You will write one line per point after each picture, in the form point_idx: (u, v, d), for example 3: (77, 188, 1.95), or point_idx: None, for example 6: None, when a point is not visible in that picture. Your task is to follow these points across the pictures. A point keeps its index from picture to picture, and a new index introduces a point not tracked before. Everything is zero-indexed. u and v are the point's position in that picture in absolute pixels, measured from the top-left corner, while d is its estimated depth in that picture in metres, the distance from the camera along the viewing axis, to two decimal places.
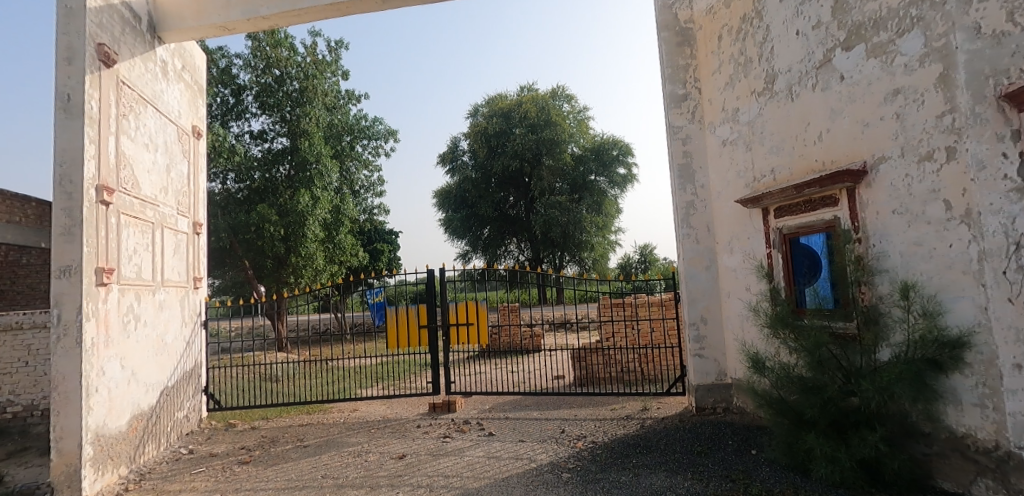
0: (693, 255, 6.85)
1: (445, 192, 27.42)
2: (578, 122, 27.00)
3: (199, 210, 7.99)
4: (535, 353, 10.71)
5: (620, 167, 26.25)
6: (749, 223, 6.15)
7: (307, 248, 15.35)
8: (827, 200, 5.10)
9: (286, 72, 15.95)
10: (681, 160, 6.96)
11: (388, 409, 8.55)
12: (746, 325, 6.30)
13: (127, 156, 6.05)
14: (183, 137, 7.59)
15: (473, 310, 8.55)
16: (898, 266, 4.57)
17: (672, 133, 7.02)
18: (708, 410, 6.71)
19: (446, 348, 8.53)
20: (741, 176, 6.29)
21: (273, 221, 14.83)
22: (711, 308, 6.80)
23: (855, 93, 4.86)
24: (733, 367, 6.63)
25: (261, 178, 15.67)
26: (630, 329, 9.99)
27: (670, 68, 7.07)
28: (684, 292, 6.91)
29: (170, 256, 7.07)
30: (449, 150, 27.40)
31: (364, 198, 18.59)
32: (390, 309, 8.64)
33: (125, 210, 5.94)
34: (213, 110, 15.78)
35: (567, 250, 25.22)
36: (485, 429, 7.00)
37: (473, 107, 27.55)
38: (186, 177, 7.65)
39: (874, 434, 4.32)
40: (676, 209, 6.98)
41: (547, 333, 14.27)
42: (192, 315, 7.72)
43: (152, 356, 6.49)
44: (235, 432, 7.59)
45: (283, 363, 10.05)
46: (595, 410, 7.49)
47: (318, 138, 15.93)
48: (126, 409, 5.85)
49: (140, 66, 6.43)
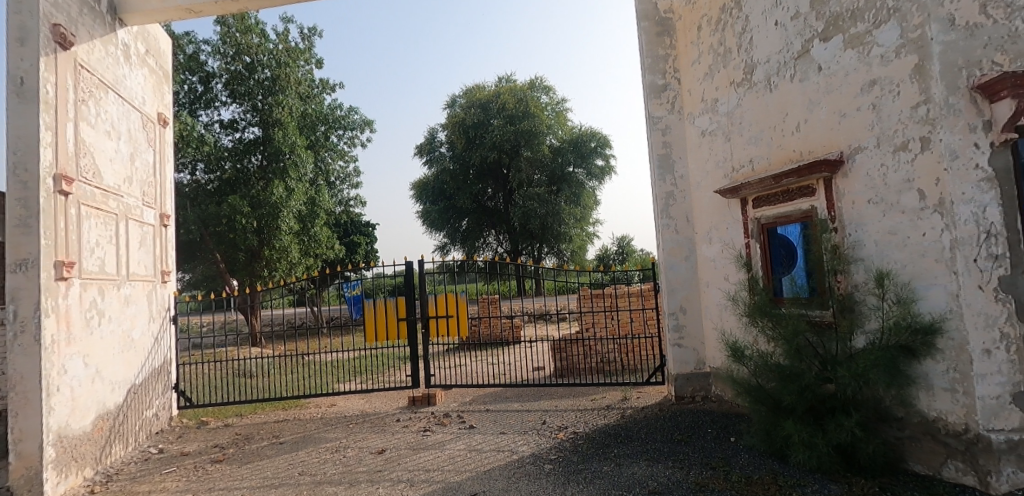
0: (673, 245, 6.87)
1: (422, 183, 27.21)
2: (556, 113, 26.96)
3: (165, 201, 7.78)
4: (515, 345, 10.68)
5: (598, 159, 26.29)
6: (728, 213, 6.18)
7: (281, 240, 15.09)
8: (805, 190, 5.14)
9: (256, 59, 15.60)
10: (661, 150, 6.95)
11: (366, 403, 8.45)
12: (724, 314, 6.32)
13: (88, 143, 5.90)
14: (148, 125, 7.39)
15: (453, 302, 8.46)
16: (874, 255, 4.60)
17: (652, 123, 7.00)
18: (688, 399, 6.74)
19: (426, 341, 8.44)
20: (720, 166, 6.32)
21: (246, 213, 14.54)
22: (690, 298, 6.81)
23: (833, 84, 4.90)
24: (712, 356, 6.65)
25: (232, 168, 15.34)
26: (610, 320, 10.00)
27: (650, 58, 7.04)
28: (663, 283, 6.92)
29: (135, 248, 6.86)
30: (427, 141, 27.19)
31: (340, 190, 18.35)
32: (367, 302, 8.51)
33: (86, 201, 5.79)
34: (181, 98, 15.40)
35: (545, 242, 25.22)
36: (465, 422, 6.95)
37: (451, 99, 27.33)
38: (152, 166, 7.45)
39: (850, 419, 4.35)
40: (655, 199, 6.98)
41: (527, 325, 14.25)
42: (161, 310, 7.51)
43: (118, 353, 6.33)
44: (208, 429, 7.44)
45: (258, 358, 9.88)
46: (576, 400, 7.48)
47: (292, 128, 15.65)
48: (93, 408, 5.75)
49: (100, 50, 6.24)
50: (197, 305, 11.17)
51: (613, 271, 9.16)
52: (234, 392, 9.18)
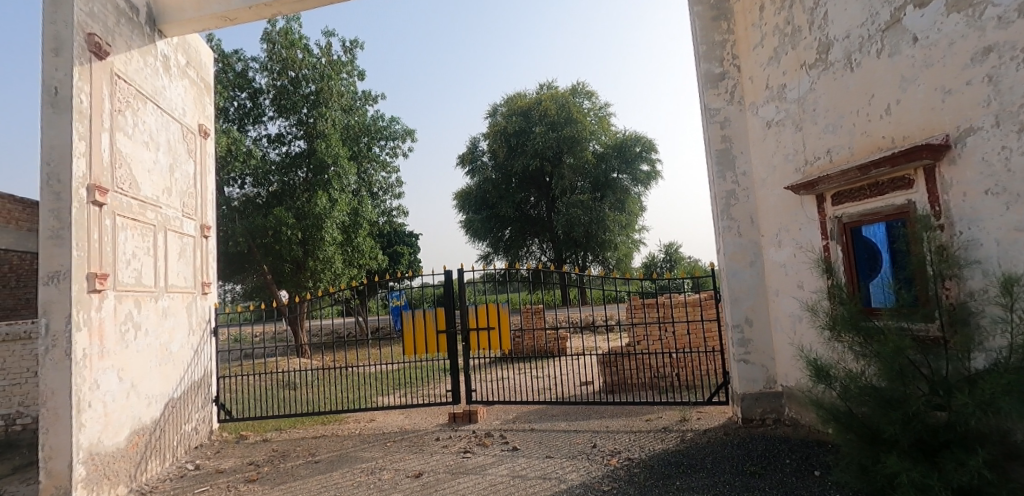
0: (735, 250, 6.27)
1: (464, 193, 27.00)
2: (599, 118, 26.39)
3: (207, 213, 7.61)
4: (561, 358, 10.16)
5: (643, 164, 25.56)
6: (800, 212, 5.60)
7: (325, 251, 14.95)
8: (898, 182, 4.59)
9: (301, 73, 15.63)
10: (719, 145, 6.39)
11: (407, 419, 8.08)
12: (799, 327, 5.71)
13: (124, 154, 5.65)
14: (188, 136, 7.19)
15: (495, 313, 8.03)
16: (995, 255, 4.10)
17: (709, 116, 6.45)
18: (757, 421, 6.12)
19: (466, 354, 8.04)
20: (790, 159, 5.72)
21: (291, 224, 14.49)
22: (757, 308, 6.21)
23: (933, 57, 4.37)
24: (784, 373, 6.03)
25: (279, 182, 15.37)
26: (662, 332, 9.40)
27: (705, 45, 6.50)
28: (725, 292, 6.34)
29: (175, 260, 6.66)
30: (468, 151, 27.01)
31: (382, 200, 18.26)
32: (406, 313, 8.17)
33: (122, 211, 5.53)
34: (230, 114, 15.49)
35: (590, 250, 24.64)
36: (509, 443, 6.48)
37: (492, 107, 27.08)
38: (193, 178, 7.26)
39: (975, 458, 3.81)
40: (715, 199, 6.41)
41: (572, 336, 13.73)
42: (201, 322, 7.31)
43: (156, 368, 6.09)
44: (246, 445, 7.20)
45: (299, 371, 9.64)
46: (629, 420, 6.93)
47: (336, 139, 15.57)
48: (127, 424, 5.46)
49: (138, 60, 6.02)
50: (249, 316, 11.16)
51: (666, 279, 8.57)
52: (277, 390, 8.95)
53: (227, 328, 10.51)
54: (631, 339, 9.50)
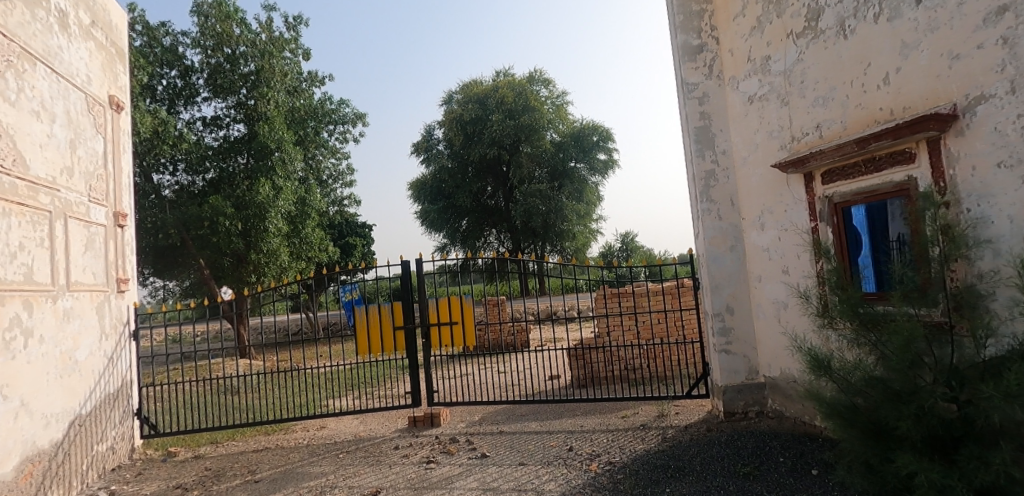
0: (715, 233, 5.78)
1: (419, 183, 26.09)
2: (557, 106, 25.85)
3: (121, 198, 6.69)
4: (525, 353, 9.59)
5: (601, 153, 25.16)
6: (786, 193, 5.13)
7: (270, 243, 13.93)
8: (898, 157, 4.11)
9: (238, 51, 14.51)
10: (697, 122, 5.87)
11: (360, 425, 7.37)
12: (786, 315, 5.26)
13: (4, 124, 4.79)
14: (94, 107, 6.27)
15: (458, 306, 7.38)
16: (1007, 234, 3.64)
17: (687, 91, 5.92)
18: (739, 415, 5.67)
19: (427, 352, 7.34)
20: (774, 136, 5.23)
21: (229, 214, 13.44)
22: (738, 296, 5.75)
23: (938, 19, 3.87)
24: (767, 364, 5.59)
25: (216, 169, 14.30)
26: (633, 323, 8.91)
27: (682, 15, 5.96)
28: (705, 278, 5.86)
29: (80, 253, 5.78)
30: (423, 139, 26.11)
31: (332, 188, 17.29)
32: (358, 309, 7.40)
33: (1, 194, 4.67)
34: (159, 93, 14.24)
35: (549, 240, 24.17)
36: (477, 449, 5.85)
37: (448, 94, 26.21)
38: (103, 157, 6.38)
39: (999, 456, 3.32)
40: (693, 180, 5.91)
41: (533, 328, 13.20)
42: (116, 324, 6.43)
43: (56, 381, 5.25)
44: (174, 463, 6.40)
45: (239, 376, 8.77)
46: (604, 419, 6.43)
47: (279, 122, 14.52)
48: (16, 449, 4.67)
49: (23, 12, 5.13)
50: (188, 311, 10.13)
51: (638, 265, 8.07)
52: (217, 394, 8.08)
53: (162, 328, 9.52)
54: (600, 330, 8.99)
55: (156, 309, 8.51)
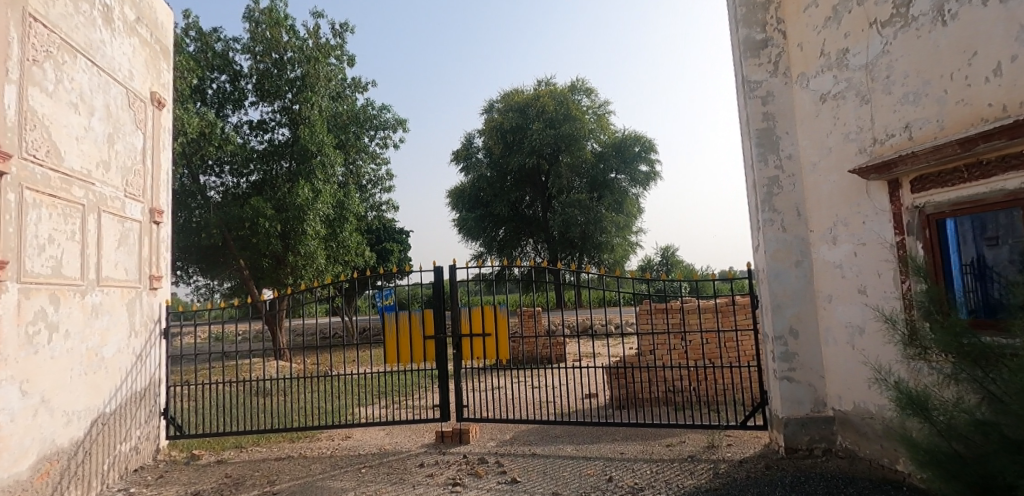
0: (777, 248, 5.51)
1: (458, 190, 25.97)
2: (599, 116, 25.43)
3: (158, 194, 6.56)
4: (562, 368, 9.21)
5: (642, 164, 24.59)
6: (865, 202, 4.85)
7: (307, 246, 13.83)
8: (1009, 161, 3.80)
9: (285, 56, 14.57)
10: (760, 123, 5.57)
11: (387, 438, 7.10)
12: (859, 340, 5.01)
13: (40, 115, 4.65)
14: (135, 103, 6.12)
15: (492, 316, 7.02)
16: None
17: (749, 90, 5.63)
18: (803, 452, 5.41)
19: (458, 363, 7.00)
20: (851, 139, 4.93)
21: (269, 216, 13.41)
22: (802, 316, 5.48)
23: None
24: (837, 395, 5.33)
25: (260, 173, 14.33)
26: (679, 341, 8.43)
27: (745, 7, 5.66)
28: (766, 297, 5.59)
29: (112, 249, 5.64)
30: (463, 147, 26.02)
31: (371, 193, 17.23)
32: (388, 316, 7.17)
33: (33, 185, 4.53)
34: (208, 96, 14.38)
35: (586, 252, 23.71)
36: (507, 473, 5.50)
37: (489, 103, 26.05)
38: (142, 153, 6.23)
39: None
40: (754, 187, 5.63)
41: (569, 341, 12.79)
42: (147, 322, 6.29)
43: (80, 378, 5.10)
44: (195, 468, 6.21)
45: (271, 379, 8.63)
46: (647, 446, 6.06)
47: (320, 126, 14.42)
48: (33, 448, 4.51)
49: (65, 4, 5.01)
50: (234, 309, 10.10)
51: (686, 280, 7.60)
52: (250, 394, 7.92)
53: (205, 325, 9.49)
54: (643, 348, 8.53)
55: (196, 308, 8.42)
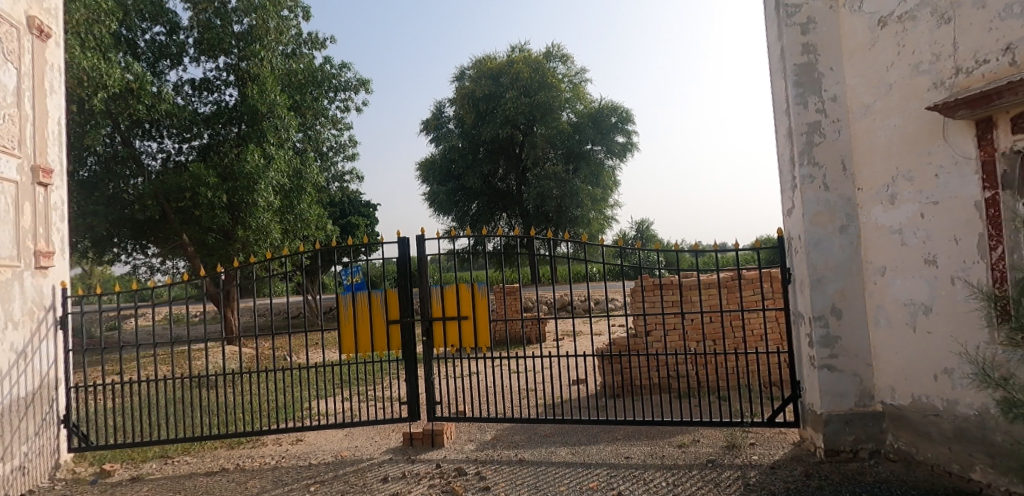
0: (818, 210, 4.52)
1: (427, 163, 24.59)
2: (575, 85, 24.21)
3: (45, 149, 5.36)
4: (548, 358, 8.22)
5: (619, 135, 23.45)
6: (940, 149, 3.91)
7: (259, 218, 12.51)
8: None
9: (230, 5, 12.99)
10: (799, 58, 4.63)
11: (345, 442, 6.00)
12: (925, 321, 4.05)
13: None
14: (2, 26, 4.95)
15: (469, 296, 5.88)
16: None
17: (785, 15, 4.69)
18: (847, 455, 4.40)
19: (429, 354, 5.87)
20: (922, 70, 4.02)
21: (212, 185, 12.01)
22: (847, 292, 4.47)
23: None
24: (887, 387, 4.33)
25: (207, 137, 12.91)
26: (677, 321, 7.39)
27: None
28: (802, 269, 4.58)
29: None
30: (433, 116, 24.60)
31: (333, 162, 15.89)
32: (344, 297, 5.97)
33: None
34: (142, 51, 12.76)
35: (562, 227, 22.64)
36: (491, 489, 4.44)
37: (460, 70, 24.60)
38: (14, 93, 5.06)
39: None
40: (790, 135, 4.67)
41: (550, 322, 11.78)
42: (34, 311, 5.14)
43: None
44: (102, 487, 5.10)
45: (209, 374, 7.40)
46: (656, 448, 5.07)
47: (272, 84, 13.00)
48: None
49: None
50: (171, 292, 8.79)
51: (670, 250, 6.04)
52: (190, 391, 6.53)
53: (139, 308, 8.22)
54: (635, 331, 7.52)
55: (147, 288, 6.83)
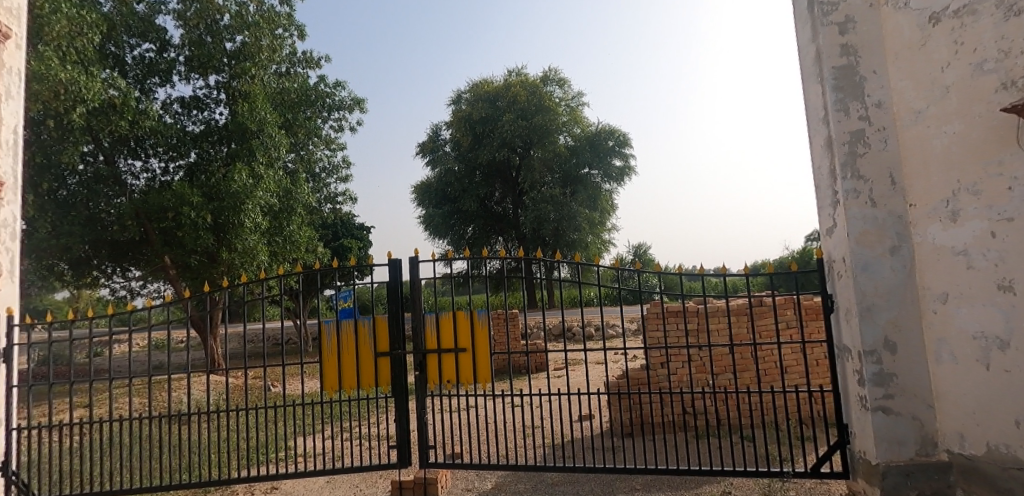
0: (865, 229, 3.99)
1: (423, 186, 24.07)
2: (572, 109, 23.89)
3: None
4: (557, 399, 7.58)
5: (616, 158, 23.03)
6: (1014, 157, 3.48)
7: (245, 240, 11.90)
8: None
9: (221, 22, 12.48)
10: (837, 60, 4.14)
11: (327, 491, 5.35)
12: (1001, 357, 3.55)
13: None
14: None
15: (468, 325, 5.28)
16: None
17: (820, 14, 4.21)
18: None
19: (423, 391, 5.24)
20: (987, 70, 3.60)
21: (196, 204, 11.40)
22: (902, 322, 3.94)
23: None
24: (954, 433, 3.81)
25: (197, 157, 12.41)
26: (690, 354, 6.87)
27: None
28: (848, 296, 4.04)
29: None
30: (429, 139, 24.19)
31: (325, 183, 15.38)
32: (328, 325, 5.38)
33: None
34: (130, 68, 12.26)
35: (558, 252, 22.08)
36: None
37: (456, 93, 24.24)
38: None
39: None
40: (830, 146, 4.15)
41: (550, 351, 11.16)
42: None
43: None
44: None
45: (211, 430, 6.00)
46: None
47: (261, 101, 12.52)
48: None
49: None
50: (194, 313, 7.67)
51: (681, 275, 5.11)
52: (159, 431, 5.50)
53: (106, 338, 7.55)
54: (646, 363, 6.95)
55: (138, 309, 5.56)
